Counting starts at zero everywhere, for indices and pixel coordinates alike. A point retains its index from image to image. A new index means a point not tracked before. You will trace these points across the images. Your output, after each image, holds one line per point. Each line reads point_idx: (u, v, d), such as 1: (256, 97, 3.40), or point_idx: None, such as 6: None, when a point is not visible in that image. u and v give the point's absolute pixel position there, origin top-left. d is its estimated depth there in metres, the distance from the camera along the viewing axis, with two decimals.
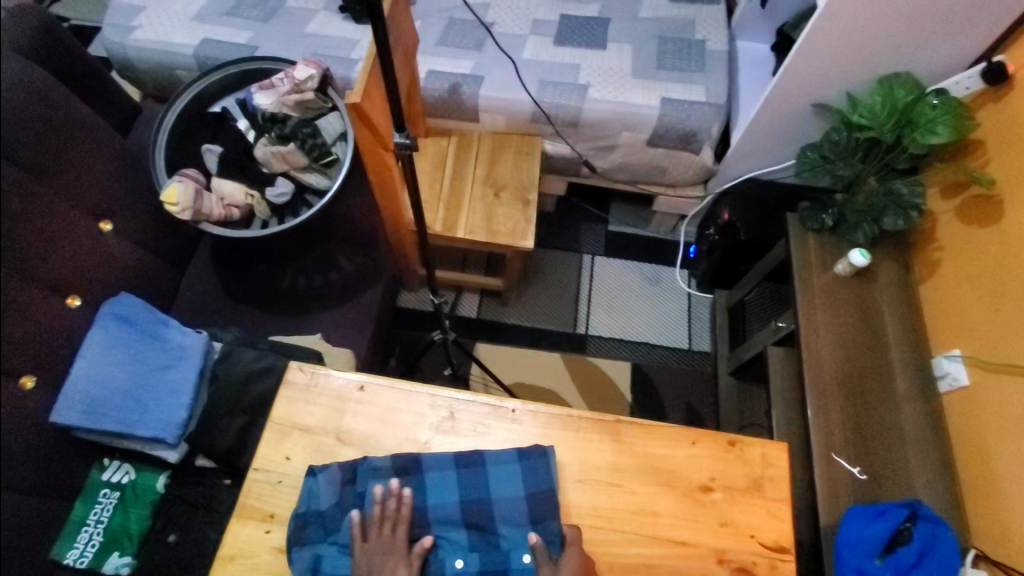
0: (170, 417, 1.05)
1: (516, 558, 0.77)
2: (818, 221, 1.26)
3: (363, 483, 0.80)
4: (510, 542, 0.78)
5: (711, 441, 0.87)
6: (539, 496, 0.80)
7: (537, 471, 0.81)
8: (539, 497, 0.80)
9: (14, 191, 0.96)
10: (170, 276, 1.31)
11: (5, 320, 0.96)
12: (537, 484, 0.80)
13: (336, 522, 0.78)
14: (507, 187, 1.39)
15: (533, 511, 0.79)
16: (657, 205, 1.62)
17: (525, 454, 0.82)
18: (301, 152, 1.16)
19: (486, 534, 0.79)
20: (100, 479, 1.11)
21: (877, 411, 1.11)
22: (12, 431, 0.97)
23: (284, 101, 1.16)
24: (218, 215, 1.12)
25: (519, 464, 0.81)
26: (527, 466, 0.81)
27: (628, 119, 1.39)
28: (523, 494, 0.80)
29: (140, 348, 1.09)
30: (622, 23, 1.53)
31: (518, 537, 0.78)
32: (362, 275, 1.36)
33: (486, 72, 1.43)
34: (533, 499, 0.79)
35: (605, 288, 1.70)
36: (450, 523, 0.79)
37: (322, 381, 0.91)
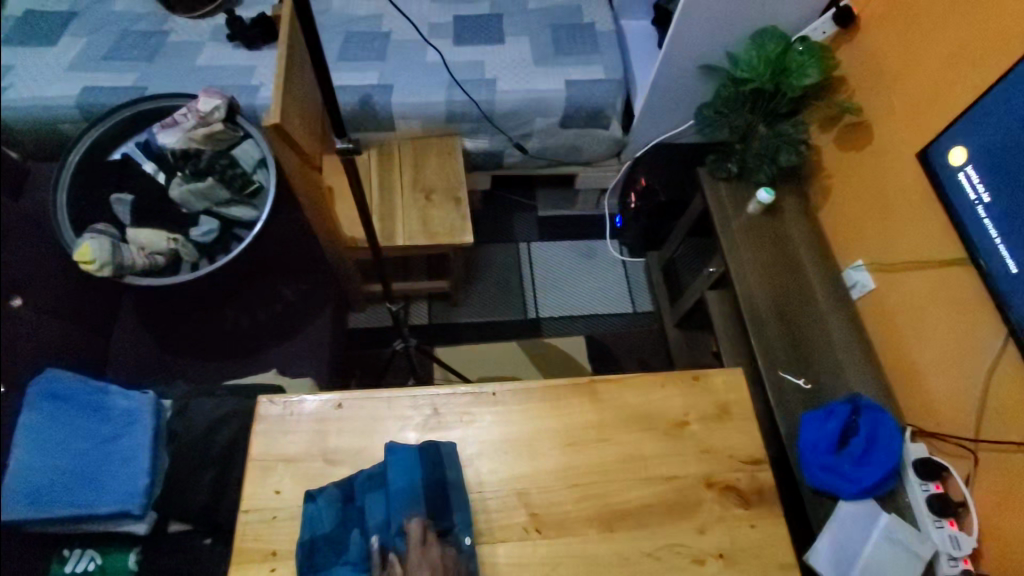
0: (131, 486, 0.98)
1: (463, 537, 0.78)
2: (724, 169, 1.39)
3: (365, 496, 0.80)
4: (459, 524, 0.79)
5: (677, 381, 0.94)
6: (440, 485, 0.80)
7: (434, 460, 0.81)
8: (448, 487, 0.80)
9: None
10: (96, 342, 1.21)
11: None
12: (434, 475, 0.80)
13: (343, 541, 0.78)
14: (436, 189, 1.42)
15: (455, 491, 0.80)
16: (579, 182, 1.70)
17: (415, 446, 0.82)
18: (221, 185, 1.13)
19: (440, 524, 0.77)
20: (63, 573, 1.01)
21: (808, 325, 1.24)
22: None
23: (190, 137, 1.13)
24: (142, 265, 1.06)
25: (413, 459, 0.80)
26: (418, 453, 0.81)
27: (539, 105, 1.45)
28: (421, 490, 0.78)
29: (79, 423, 1.01)
30: (514, 16, 1.60)
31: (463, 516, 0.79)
32: (308, 303, 1.32)
33: (394, 81, 1.44)
34: (429, 490, 0.79)
35: (546, 271, 1.76)
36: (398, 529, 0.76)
37: (296, 408, 0.89)
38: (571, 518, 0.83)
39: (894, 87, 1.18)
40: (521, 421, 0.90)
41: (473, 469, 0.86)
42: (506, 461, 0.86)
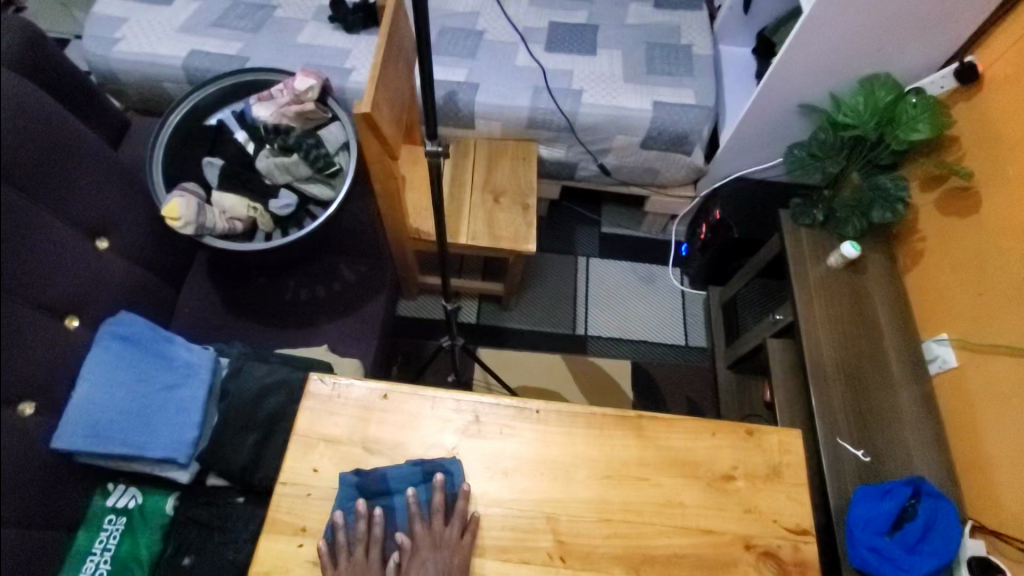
0: (180, 437, 1.03)
1: None
2: (808, 216, 1.33)
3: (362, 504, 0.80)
4: None
5: (729, 431, 0.90)
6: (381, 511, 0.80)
7: (380, 487, 0.81)
8: (393, 512, 0.81)
9: (11, 212, 0.94)
10: (168, 292, 1.28)
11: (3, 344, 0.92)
12: (375, 499, 0.80)
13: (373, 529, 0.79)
14: (505, 192, 1.42)
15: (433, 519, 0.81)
16: (648, 206, 1.67)
17: (354, 474, 0.81)
18: (304, 163, 1.16)
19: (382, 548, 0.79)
20: (105, 505, 1.08)
21: (875, 394, 1.17)
22: (11, 458, 0.93)
23: (283, 112, 1.16)
24: (221, 229, 1.11)
25: (355, 485, 0.80)
26: (364, 483, 0.81)
27: (622, 123, 1.42)
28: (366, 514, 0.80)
29: (143, 367, 1.07)
30: (611, 29, 1.57)
31: None
32: (365, 284, 1.36)
33: (481, 80, 1.45)
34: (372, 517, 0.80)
35: (600, 289, 1.74)
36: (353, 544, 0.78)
37: (344, 391, 0.90)
38: (597, 552, 0.81)
39: (1011, 155, 1.08)
40: (559, 443, 0.88)
41: (506, 483, 0.85)
42: (539, 482, 0.85)
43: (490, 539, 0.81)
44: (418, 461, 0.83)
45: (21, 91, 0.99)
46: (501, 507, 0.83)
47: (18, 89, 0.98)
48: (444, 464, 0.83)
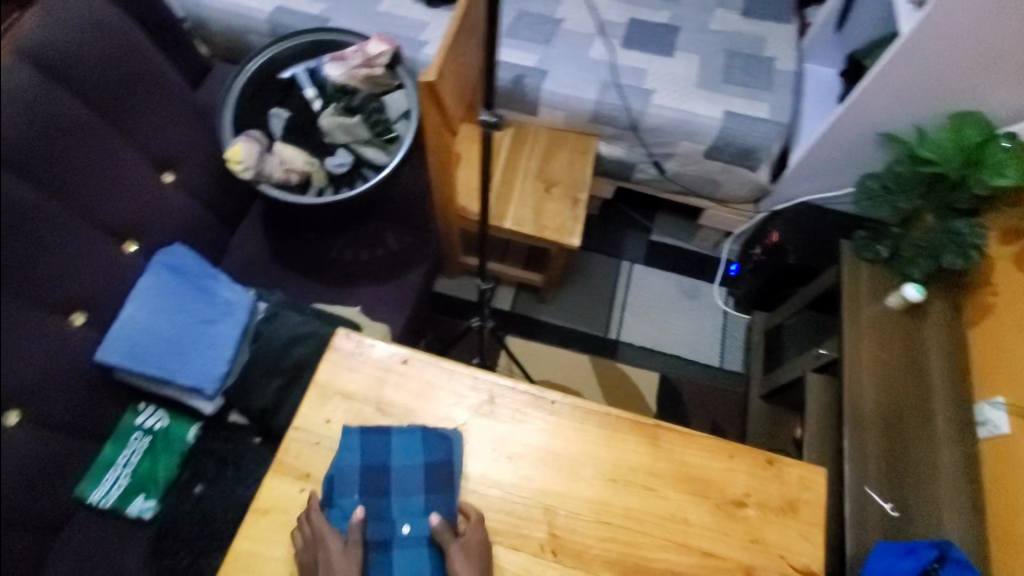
0: (210, 370, 1.08)
1: (396, 526, 0.78)
2: (872, 251, 1.25)
3: (360, 459, 0.80)
4: (402, 510, 0.79)
5: (748, 457, 0.86)
6: (377, 471, 0.80)
7: (383, 443, 0.82)
8: (388, 471, 0.81)
9: (76, 126, 1.00)
10: (222, 233, 1.34)
11: (52, 249, 0.99)
12: (374, 457, 0.81)
13: (372, 483, 0.80)
14: (559, 183, 1.41)
15: (428, 483, 0.80)
16: (703, 218, 1.65)
17: (360, 428, 0.83)
18: (365, 125, 1.18)
19: (376, 503, 0.79)
20: (134, 423, 1.14)
21: (913, 447, 1.09)
22: (50, 358, 1.00)
23: (353, 75, 1.16)
24: (277, 178, 1.15)
25: (358, 438, 0.82)
26: (368, 437, 0.82)
27: (688, 128, 1.39)
28: (363, 469, 0.80)
29: (186, 299, 1.12)
30: (691, 32, 1.53)
31: (408, 508, 0.79)
32: (407, 254, 1.39)
33: (551, 68, 1.44)
34: (367, 473, 0.80)
35: (639, 297, 1.72)
36: (344, 489, 0.79)
37: (367, 351, 0.91)
38: (590, 552, 0.79)
39: None
40: (571, 437, 0.86)
41: (510, 468, 0.83)
42: (542, 472, 0.83)
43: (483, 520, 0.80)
44: (422, 425, 0.84)
45: (113, 22, 1.07)
46: (501, 490, 0.82)
47: (111, 19, 1.06)
48: (445, 433, 0.83)
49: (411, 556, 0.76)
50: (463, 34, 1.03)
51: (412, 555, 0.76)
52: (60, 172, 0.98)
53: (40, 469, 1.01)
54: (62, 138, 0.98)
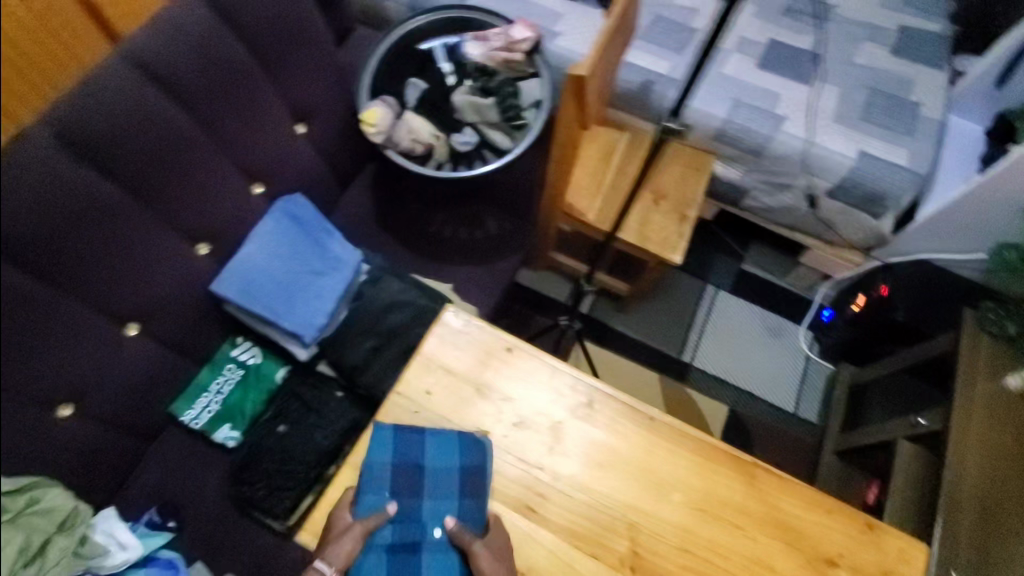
0: (312, 318, 1.12)
1: (425, 529, 0.76)
2: (999, 326, 1.17)
3: (392, 458, 0.78)
4: (432, 514, 0.77)
5: (846, 516, 0.82)
6: (411, 469, 0.78)
7: (417, 442, 0.80)
8: (421, 471, 0.79)
9: (237, 70, 1.06)
10: (334, 190, 1.39)
11: (185, 175, 1.04)
12: (408, 454, 0.79)
13: (404, 482, 0.78)
14: (668, 197, 1.38)
15: (462, 488, 0.78)
16: (804, 256, 1.60)
17: (393, 425, 0.80)
18: (496, 108, 1.19)
19: (406, 504, 0.77)
20: (229, 354, 1.19)
21: (1009, 539, 1.01)
22: (172, 279, 1.07)
23: (492, 56, 1.18)
24: (403, 147, 1.17)
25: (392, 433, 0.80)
26: (401, 436, 0.80)
27: (816, 163, 1.33)
28: (395, 468, 0.78)
29: (301, 247, 1.16)
30: (833, 63, 1.46)
31: (438, 512, 0.77)
32: (505, 240, 1.38)
33: (684, 77, 1.40)
34: (399, 472, 0.78)
35: (721, 325, 1.66)
36: (374, 488, 0.77)
37: (474, 331, 0.91)
38: None
39: None
40: (664, 458, 0.84)
41: (600, 476, 0.82)
42: (630, 487, 0.82)
43: (567, 521, 0.80)
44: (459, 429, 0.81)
45: None
46: (589, 497, 0.81)
47: None
48: (476, 437, 0.81)
49: (441, 561, 0.74)
50: (618, 35, 1.03)
51: (442, 560, 0.74)
52: (214, 110, 1.05)
53: (148, 383, 1.09)
54: (221, 81, 1.04)
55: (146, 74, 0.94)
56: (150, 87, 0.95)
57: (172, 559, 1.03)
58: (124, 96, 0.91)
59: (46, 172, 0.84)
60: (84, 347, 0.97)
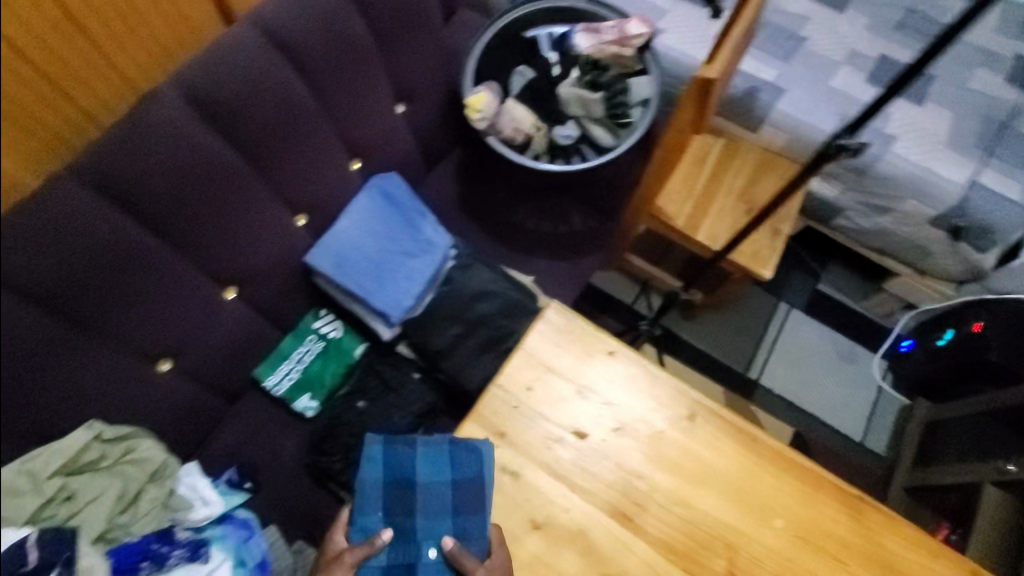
0: (400, 299, 1.12)
1: (422, 550, 0.75)
2: None
3: (385, 475, 0.78)
4: (427, 532, 0.76)
5: (954, 561, 0.79)
6: (403, 485, 0.78)
7: (409, 457, 0.79)
8: (416, 486, 0.78)
9: (354, 44, 1.07)
10: (421, 171, 1.38)
11: (294, 144, 1.04)
12: (399, 470, 0.78)
13: (398, 500, 0.77)
14: (761, 209, 1.34)
15: (457, 502, 0.77)
16: (887, 283, 1.54)
17: (384, 440, 0.80)
18: (603, 104, 1.16)
19: (403, 523, 0.77)
20: (311, 325, 1.20)
21: None
22: (272, 246, 1.09)
23: (602, 49, 1.15)
24: (505, 135, 1.16)
25: (381, 449, 0.79)
26: (393, 451, 0.79)
27: (922, 188, 1.27)
28: (389, 486, 0.78)
29: (394, 228, 1.17)
30: (947, 85, 1.38)
31: (434, 531, 0.76)
32: (588, 238, 1.36)
33: (791, 87, 1.35)
34: (392, 489, 0.77)
35: (791, 345, 1.62)
36: (368, 507, 0.77)
37: (577, 330, 0.89)
38: None
39: None
40: (768, 480, 0.82)
41: (699, 491, 0.80)
42: (729, 506, 0.80)
43: (665, 534, 0.78)
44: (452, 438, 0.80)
45: None
46: (687, 511, 0.80)
47: None
48: (471, 445, 0.79)
49: None
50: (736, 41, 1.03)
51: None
52: (330, 84, 1.06)
53: (236, 345, 1.11)
54: (339, 54, 1.05)
55: (275, 42, 0.96)
56: (277, 55, 0.97)
57: (247, 519, 1.04)
58: (252, 63, 0.93)
59: (175, 131, 0.87)
60: (190, 308, 1.00)
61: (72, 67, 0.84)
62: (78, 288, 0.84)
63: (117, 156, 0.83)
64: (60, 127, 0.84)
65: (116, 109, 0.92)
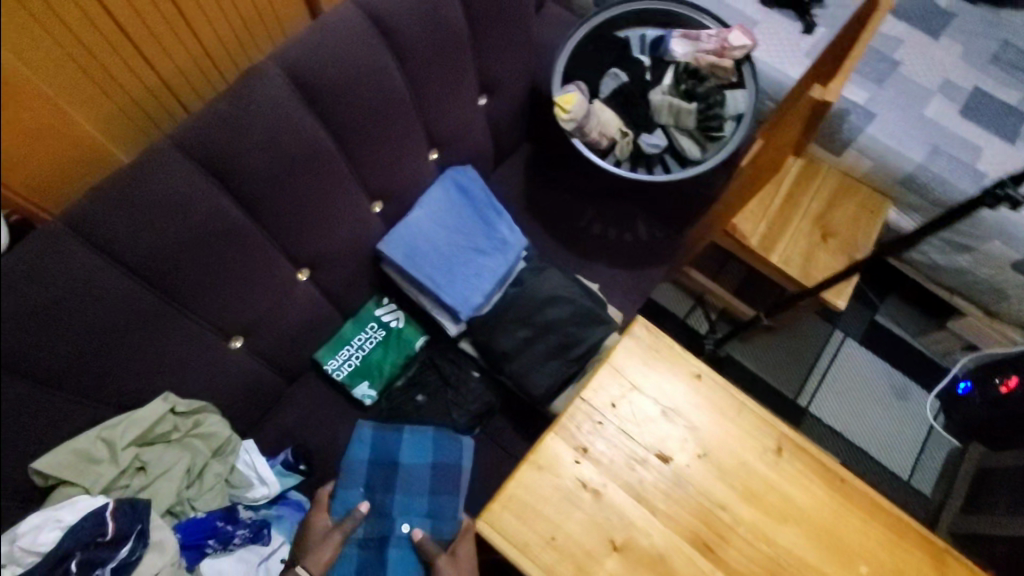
0: (470, 297, 1.10)
1: (394, 524, 1.01)
2: None
3: (374, 454, 1.06)
4: (401, 509, 1.03)
5: None
6: (387, 465, 1.06)
7: (392, 444, 1.08)
8: (398, 468, 1.06)
9: (450, 32, 1.04)
10: (490, 165, 1.35)
11: (382, 130, 1.02)
12: (385, 453, 1.07)
13: (382, 477, 1.05)
14: (838, 235, 1.30)
15: (433, 485, 1.05)
16: (952, 321, 1.49)
17: (372, 426, 1.09)
18: (695, 115, 1.12)
19: (381, 498, 1.04)
20: (373, 313, 1.19)
21: None
22: (348, 232, 1.07)
23: (699, 58, 1.11)
24: (591, 138, 1.13)
25: (370, 435, 1.08)
26: (382, 436, 1.08)
27: (1011, 231, 1.20)
28: (376, 464, 1.06)
29: (469, 223, 1.16)
30: None
31: (408, 508, 1.03)
32: (655, 247, 1.32)
33: (882, 112, 1.28)
34: (378, 466, 1.06)
35: (843, 374, 1.59)
36: (354, 482, 1.03)
37: (664, 350, 0.87)
38: None
39: None
40: (853, 523, 0.80)
41: (784, 528, 0.79)
42: (810, 545, 0.78)
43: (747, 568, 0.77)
44: (433, 428, 1.10)
45: None
46: (770, 547, 0.78)
47: None
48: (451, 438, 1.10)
49: (404, 550, 0.99)
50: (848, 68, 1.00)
51: (403, 549, 0.99)
52: (423, 72, 1.03)
53: (300, 329, 1.09)
54: (434, 42, 1.02)
55: (377, 25, 0.94)
56: (377, 38, 0.94)
57: (301, 501, 1.06)
58: (352, 45, 0.91)
59: (275, 110, 0.85)
60: (267, 288, 0.99)
61: (170, 47, 0.83)
62: (172, 262, 0.84)
63: (221, 133, 0.81)
64: (147, 101, 0.85)
65: (205, 95, 0.94)
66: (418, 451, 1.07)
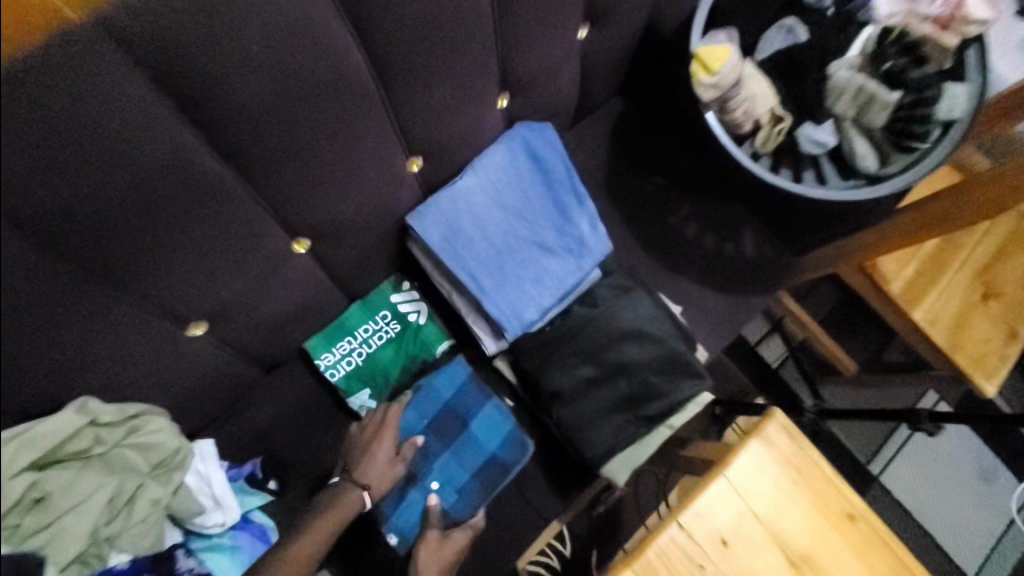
0: (523, 310, 0.81)
1: (427, 477, 0.87)
2: None
3: (454, 398, 0.90)
4: (441, 468, 0.87)
5: None
6: (457, 418, 0.89)
7: (477, 398, 0.90)
8: (465, 430, 0.89)
9: None
10: (566, 122, 1.01)
11: (442, 59, 0.69)
12: (463, 406, 0.89)
13: (445, 427, 0.89)
14: (1003, 295, 0.99)
15: (479, 468, 0.87)
16: None
17: (468, 370, 0.91)
18: (888, 111, 0.77)
19: (432, 444, 0.88)
20: (389, 298, 0.90)
21: None
22: (370, 195, 0.76)
23: (911, 21, 0.75)
24: (730, 117, 0.81)
25: (462, 378, 0.90)
26: (470, 383, 0.90)
27: None
28: (447, 408, 0.89)
29: (537, 205, 0.85)
30: None
31: (446, 471, 0.87)
32: (761, 269, 1.01)
33: None
34: (449, 411, 0.89)
35: (926, 442, 1.35)
36: (420, 410, 0.89)
37: (807, 473, 0.67)
38: None
39: None
40: None
41: None
42: None
43: None
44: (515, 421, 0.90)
45: None
46: None
47: None
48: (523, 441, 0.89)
49: (418, 504, 0.85)
50: None
51: (418, 504, 0.85)
52: None
53: (288, 312, 0.81)
54: None
55: None
56: None
57: (265, 528, 0.82)
58: None
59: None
60: (250, 261, 0.70)
61: None
62: (99, 225, 0.52)
63: (194, 29, 0.47)
64: None
65: None
66: (491, 430, 0.88)
